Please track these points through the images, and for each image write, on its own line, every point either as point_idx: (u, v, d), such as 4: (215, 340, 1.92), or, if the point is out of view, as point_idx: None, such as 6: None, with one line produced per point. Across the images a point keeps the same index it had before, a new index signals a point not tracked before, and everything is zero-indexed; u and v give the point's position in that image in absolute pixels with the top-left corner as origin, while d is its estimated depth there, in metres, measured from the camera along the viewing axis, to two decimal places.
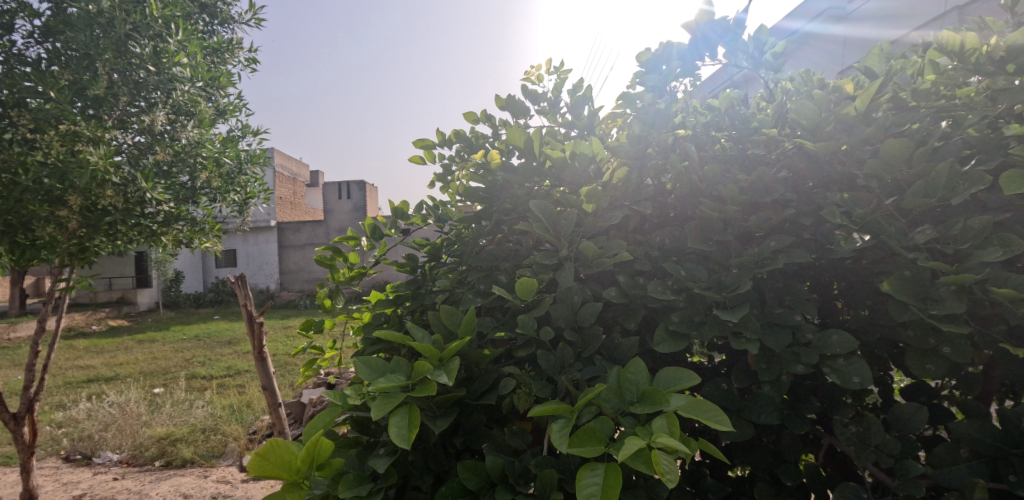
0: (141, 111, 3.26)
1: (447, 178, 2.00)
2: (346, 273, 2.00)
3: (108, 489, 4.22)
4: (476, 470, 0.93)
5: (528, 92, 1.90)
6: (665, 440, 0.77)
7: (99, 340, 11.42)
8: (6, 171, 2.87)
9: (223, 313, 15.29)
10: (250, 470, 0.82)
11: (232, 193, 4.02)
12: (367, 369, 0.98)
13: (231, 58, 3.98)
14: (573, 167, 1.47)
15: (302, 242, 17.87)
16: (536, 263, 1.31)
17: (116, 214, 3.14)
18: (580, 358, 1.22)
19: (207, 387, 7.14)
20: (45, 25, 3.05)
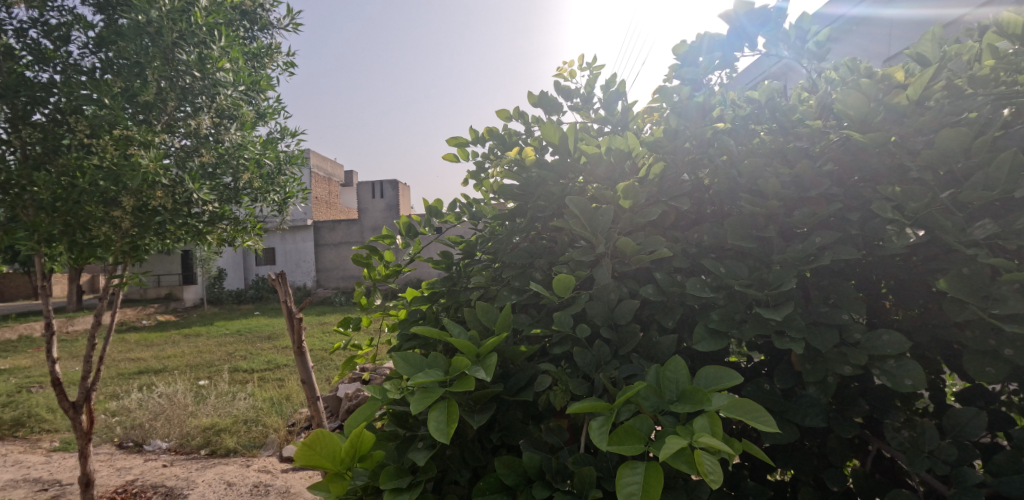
0: (187, 115, 3.40)
1: (481, 176, 2.02)
2: (381, 271, 2.04)
3: (158, 476, 4.43)
4: (513, 466, 0.93)
5: (561, 88, 1.89)
6: (708, 440, 0.76)
7: (149, 334, 11.99)
8: (66, 175, 3.04)
9: (263, 309, 15.83)
10: (297, 461, 0.85)
11: (272, 194, 4.15)
12: (406, 364, 0.99)
13: (271, 63, 4.10)
14: (608, 163, 1.45)
15: (338, 240, 18.28)
16: (572, 260, 1.30)
17: (164, 215, 3.28)
18: (617, 356, 1.21)
19: (248, 380, 7.40)
20: (99, 36, 3.21)
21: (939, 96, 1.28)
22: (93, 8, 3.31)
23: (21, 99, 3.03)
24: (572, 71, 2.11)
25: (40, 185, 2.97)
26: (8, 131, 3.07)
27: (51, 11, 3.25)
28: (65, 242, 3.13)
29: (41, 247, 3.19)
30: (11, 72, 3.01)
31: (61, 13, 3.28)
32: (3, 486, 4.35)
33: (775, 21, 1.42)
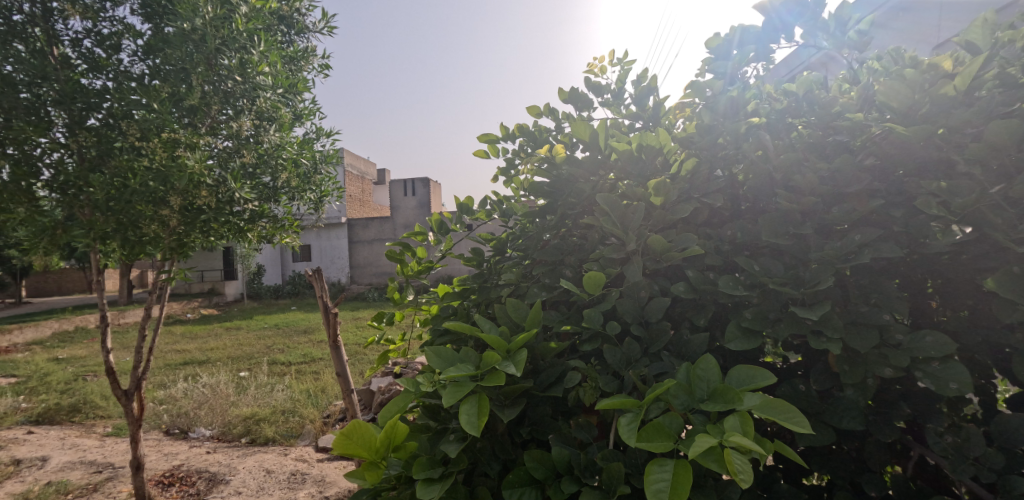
0: (229, 118, 3.53)
1: (511, 173, 2.03)
2: (414, 267, 2.07)
3: (202, 461, 4.63)
4: (542, 460, 0.94)
5: (591, 84, 1.89)
6: (739, 439, 0.75)
7: (193, 327, 12.52)
8: (118, 176, 3.22)
9: (300, 304, 16.28)
10: (334, 448, 0.89)
11: (308, 192, 4.25)
12: (438, 359, 1.02)
13: (307, 65, 4.21)
14: (639, 160, 1.45)
15: (371, 237, 18.62)
16: (602, 257, 1.30)
17: (209, 213, 3.46)
18: (647, 354, 1.20)
19: (286, 373, 7.64)
20: (147, 44, 3.36)
21: (991, 86, 1.22)
22: (141, 17, 3.46)
23: (77, 105, 3.19)
24: (602, 66, 2.10)
25: (95, 185, 3.14)
26: (66, 136, 3.24)
27: (103, 21, 3.42)
28: (118, 239, 3.30)
29: (97, 244, 3.37)
30: (68, 80, 3.18)
31: (111, 23, 3.44)
32: (62, 468, 4.62)
33: (814, 11, 1.39)
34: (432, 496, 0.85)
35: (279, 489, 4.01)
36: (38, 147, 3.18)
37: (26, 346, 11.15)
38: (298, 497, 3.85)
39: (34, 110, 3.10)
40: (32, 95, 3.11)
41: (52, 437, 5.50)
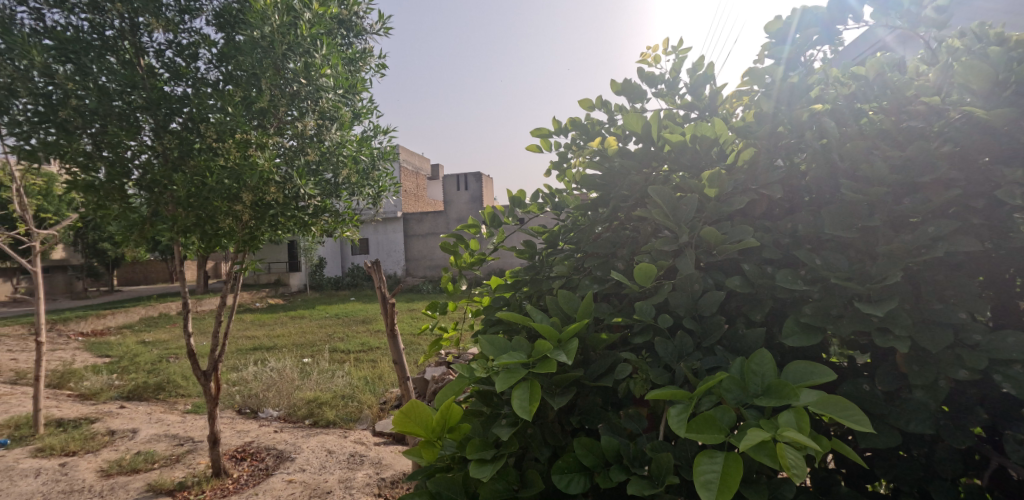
0: (295, 118, 3.72)
1: (563, 166, 2.04)
2: (467, 259, 2.13)
3: (271, 439, 4.96)
4: (592, 448, 0.95)
5: (645, 75, 1.86)
6: (793, 434, 0.74)
7: (261, 315, 13.33)
8: (197, 175, 3.48)
9: (358, 295, 16.96)
10: (394, 427, 0.95)
11: (366, 188, 4.39)
12: (491, 346, 1.05)
13: (365, 65, 4.35)
14: (694, 151, 1.43)
15: (425, 231, 19.06)
16: (655, 249, 1.29)
17: (277, 208, 3.68)
18: (700, 348, 1.19)
19: (346, 360, 8.00)
20: (221, 52, 3.61)
21: None
22: (215, 27, 3.71)
23: (162, 111, 3.47)
24: (656, 55, 2.07)
25: (178, 184, 3.41)
26: (152, 139, 3.52)
27: (182, 33, 3.69)
28: (197, 232, 3.57)
29: (179, 237, 3.66)
30: (153, 88, 3.46)
31: (189, 34, 3.71)
32: (149, 440, 5.08)
33: None
34: (485, 476, 0.88)
35: (339, 469, 4.22)
36: (129, 150, 3.48)
37: (118, 330, 12.27)
38: (356, 477, 4.04)
39: (125, 116, 3.40)
40: (124, 103, 3.40)
41: (141, 412, 6.04)
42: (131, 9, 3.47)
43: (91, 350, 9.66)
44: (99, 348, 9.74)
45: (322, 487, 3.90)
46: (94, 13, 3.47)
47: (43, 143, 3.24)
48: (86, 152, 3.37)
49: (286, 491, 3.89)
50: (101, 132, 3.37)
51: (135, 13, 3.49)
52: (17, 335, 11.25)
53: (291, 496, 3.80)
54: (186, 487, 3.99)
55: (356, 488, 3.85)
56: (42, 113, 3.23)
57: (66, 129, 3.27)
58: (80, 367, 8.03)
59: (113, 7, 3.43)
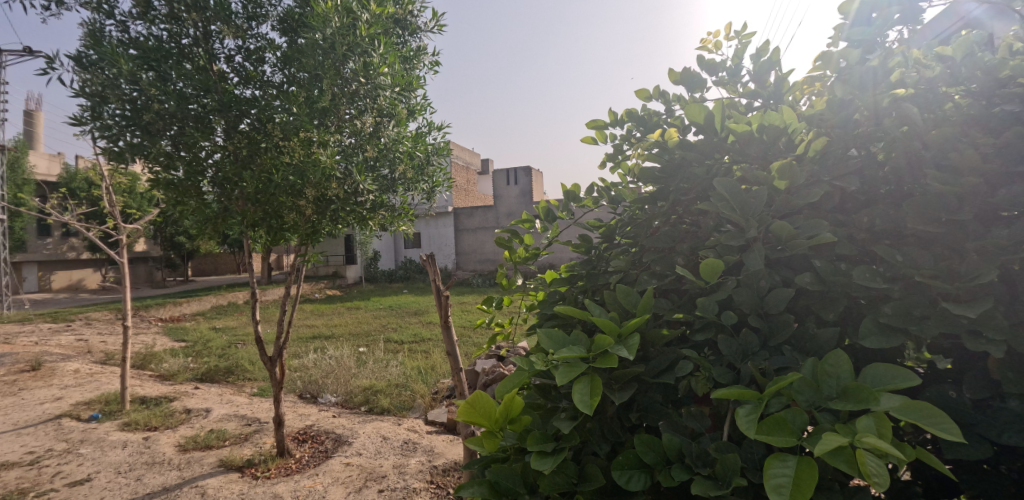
0: (353, 116, 3.86)
1: (618, 158, 2.01)
2: (521, 254, 2.14)
3: (330, 423, 5.19)
4: (653, 445, 0.94)
5: (705, 63, 1.80)
6: (874, 441, 0.70)
7: (320, 305, 13.94)
8: (265, 172, 3.68)
9: (411, 287, 17.41)
10: (459, 415, 1.01)
11: (421, 183, 4.44)
12: (550, 340, 1.07)
13: (419, 63, 4.42)
14: (760, 141, 1.37)
15: (475, 226, 19.26)
16: (720, 244, 1.24)
17: (337, 203, 3.82)
18: (766, 347, 1.15)
19: (399, 350, 8.24)
20: (285, 55, 3.79)
21: None
22: (279, 32, 3.89)
23: (233, 112, 3.68)
24: (717, 42, 2.00)
25: (247, 181, 3.61)
26: (223, 140, 3.73)
27: (250, 38, 3.89)
28: (265, 226, 3.78)
29: (248, 230, 3.89)
30: (224, 91, 3.67)
31: (256, 39, 3.91)
32: (221, 420, 5.44)
33: None
34: (546, 468, 0.89)
35: (393, 455, 4.36)
36: (203, 150, 3.70)
37: (193, 316, 13.18)
38: (410, 463, 4.17)
39: (200, 119, 3.63)
40: (199, 106, 3.62)
41: (213, 393, 6.48)
42: (205, 18, 3.69)
43: (169, 334, 10.44)
44: (176, 333, 10.51)
45: (377, 471, 4.04)
46: (172, 23, 3.72)
47: (129, 145, 3.50)
48: (166, 153, 3.62)
49: (344, 472, 4.07)
50: (180, 134, 3.61)
51: (209, 22, 3.71)
52: (106, 320, 12.31)
53: (349, 478, 3.97)
54: (254, 463, 4.26)
55: (409, 473, 3.96)
56: (128, 117, 3.49)
57: (149, 131, 3.53)
58: (161, 350, 8.69)
59: (189, 17, 3.66)
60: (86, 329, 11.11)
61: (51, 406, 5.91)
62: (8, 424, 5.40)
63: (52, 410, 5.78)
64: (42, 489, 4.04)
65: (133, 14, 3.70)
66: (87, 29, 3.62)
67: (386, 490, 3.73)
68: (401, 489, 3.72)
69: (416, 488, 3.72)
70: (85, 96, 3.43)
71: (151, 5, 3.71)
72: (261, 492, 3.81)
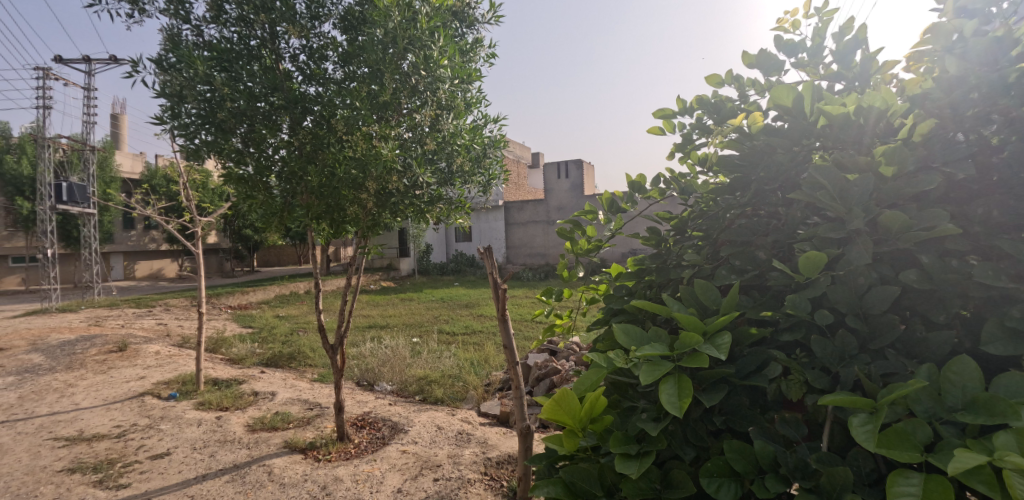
0: (413, 110, 3.91)
1: (687, 148, 1.92)
2: (583, 245, 2.09)
3: (386, 411, 5.33)
4: (744, 452, 0.88)
5: (781, 42, 1.60)
6: (1019, 460, 0.61)
7: (376, 296, 14.37)
8: (327, 166, 3.79)
9: (462, 280, 17.64)
10: (544, 412, 0.98)
11: (478, 176, 4.40)
12: (630, 338, 1.05)
13: (476, 55, 4.38)
14: (855, 125, 1.25)
15: (526, 219, 19.21)
16: (817, 236, 1.14)
17: (397, 196, 3.88)
18: (866, 350, 1.05)
19: (452, 342, 8.35)
20: (347, 52, 3.87)
21: None
22: (340, 30, 3.97)
23: (298, 109, 3.81)
24: (795, 21, 1.85)
25: (312, 175, 3.73)
26: (289, 135, 3.87)
27: (314, 37, 3.99)
28: (328, 219, 3.89)
29: (312, 222, 4.02)
30: (290, 89, 3.79)
31: (318, 36, 4.01)
32: (285, 403, 5.70)
33: None
34: (632, 472, 0.87)
35: (448, 445, 4.41)
36: (270, 146, 3.85)
37: (259, 305, 13.94)
38: (464, 454, 4.21)
39: (268, 116, 3.77)
40: (267, 104, 3.76)
41: (278, 377, 6.80)
42: (271, 19, 3.81)
43: (238, 321, 11.07)
44: (244, 320, 11.12)
45: (432, 460, 4.11)
46: (241, 25, 3.88)
47: (204, 142, 3.69)
48: (237, 149, 3.78)
49: (401, 460, 4.16)
50: (249, 132, 3.77)
51: (275, 23, 3.84)
52: (183, 306, 13.20)
53: (405, 465, 4.05)
54: (316, 446, 4.44)
55: (463, 464, 3.99)
56: (203, 116, 3.67)
57: (222, 129, 3.70)
58: (231, 336, 9.23)
59: (257, 19, 3.79)
60: (165, 314, 11.96)
61: (135, 384, 6.39)
62: (99, 399, 5.88)
63: (136, 388, 6.25)
64: (128, 461, 4.37)
65: (206, 19, 3.89)
66: (166, 34, 3.83)
67: (441, 479, 3.77)
68: (456, 479, 3.75)
69: (471, 479, 3.74)
70: (165, 96, 3.63)
71: (222, 9, 3.87)
72: (323, 475, 3.96)
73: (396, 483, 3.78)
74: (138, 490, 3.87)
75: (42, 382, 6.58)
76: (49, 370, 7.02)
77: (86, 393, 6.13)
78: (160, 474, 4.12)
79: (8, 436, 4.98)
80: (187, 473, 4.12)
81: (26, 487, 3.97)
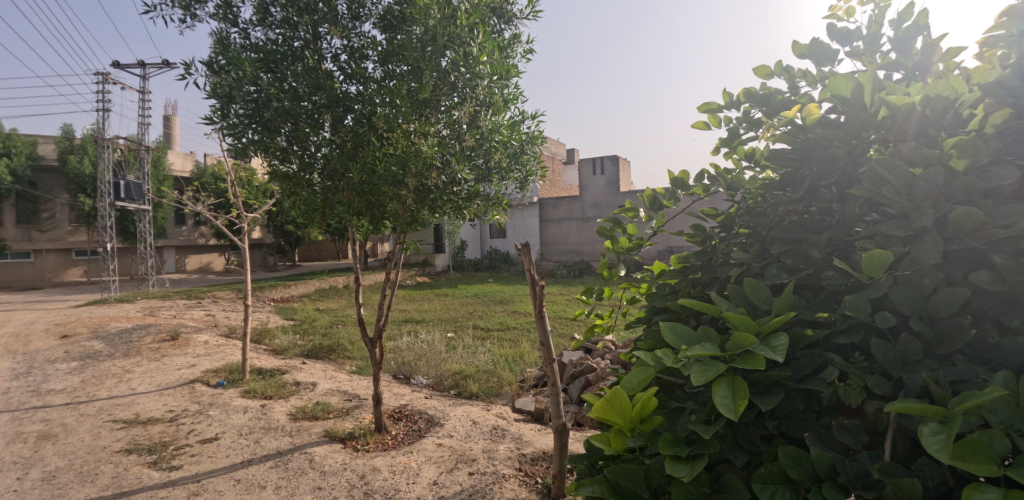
0: (452, 106, 3.94)
1: (734, 143, 1.85)
2: (624, 244, 2.06)
3: (422, 404, 5.41)
4: (799, 459, 0.85)
5: (835, 30, 1.53)
6: None
7: (412, 291, 14.60)
8: (368, 164, 3.86)
9: (497, 277, 17.72)
10: (592, 411, 0.97)
11: (515, 173, 4.37)
12: (678, 337, 1.03)
13: (514, 51, 4.36)
14: (919, 116, 1.18)
15: (561, 216, 19.11)
16: (880, 234, 1.09)
17: (436, 193, 3.93)
18: (931, 355, 0.99)
19: (487, 337, 8.40)
20: (387, 51, 3.94)
21: None
22: (380, 29, 4.03)
23: (340, 108, 3.89)
24: (850, 8, 1.76)
25: (354, 172, 3.82)
26: (331, 134, 3.96)
27: (355, 37, 4.06)
28: (368, 215, 3.97)
29: (353, 218, 4.11)
30: (332, 89, 3.88)
31: (359, 36, 4.08)
32: (326, 394, 5.86)
33: None
34: (683, 475, 0.86)
35: (482, 439, 4.45)
36: (313, 144, 3.95)
37: (300, 298, 14.39)
38: (499, 449, 4.23)
39: (312, 115, 3.88)
40: (311, 103, 3.87)
41: (319, 368, 7.01)
42: (314, 20, 3.91)
43: (281, 313, 11.45)
44: (286, 313, 11.50)
45: (467, 454, 4.15)
46: (286, 27, 3.99)
47: (251, 141, 3.82)
48: (282, 147, 3.90)
49: (436, 452, 4.22)
50: (293, 130, 3.89)
51: (318, 24, 3.93)
52: (229, 298, 13.76)
53: (441, 458, 4.11)
54: (354, 436, 4.55)
55: (498, 459, 4.02)
56: (250, 115, 3.80)
57: (268, 128, 3.82)
58: (274, 327, 9.56)
59: (301, 20, 3.89)
60: (213, 305, 12.49)
61: (186, 371, 6.71)
62: (153, 385, 6.20)
63: (187, 375, 6.56)
64: (180, 444, 4.59)
65: (253, 21, 4.02)
66: (216, 37, 3.98)
67: (476, 473, 3.80)
68: (490, 474, 3.78)
69: (506, 475, 3.76)
70: (215, 97, 3.78)
71: (268, 11, 3.99)
72: (361, 464, 4.05)
73: (432, 476, 3.83)
74: (189, 472, 4.06)
75: (102, 367, 6.99)
76: (108, 356, 7.45)
77: (142, 379, 6.47)
78: (209, 457, 4.31)
79: (72, 417, 5.31)
80: (233, 457, 4.30)
81: (88, 466, 4.22)
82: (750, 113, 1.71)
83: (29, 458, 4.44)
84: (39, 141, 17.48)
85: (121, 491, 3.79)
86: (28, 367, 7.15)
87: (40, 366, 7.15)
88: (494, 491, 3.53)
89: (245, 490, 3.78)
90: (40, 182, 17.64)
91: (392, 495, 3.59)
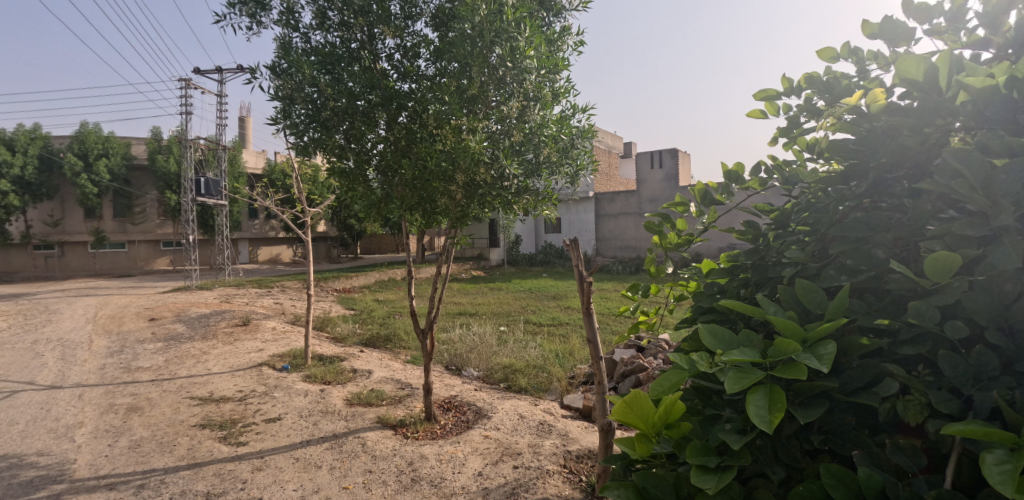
0: (501, 102, 3.93)
1: (793, 133, 1.73)
2: (672, 239, 1.96)
3: (471, 396, 5.48)
4: (843, 479, 0.80)
5: (912, 6, 1.38)
6: None
7: (467, 285, 14.83)
8: (419, 160, 3.93)
9: (550, 272, 17.65)
10: (615, 413, 0.95)
11: (565, 167, 4.30)
12: (717, 340, 0.97)
13: (565, 44, 4.28)
14: (1008, 100, 1.03)
15: (617, 211, 18.75)
16: (952, 235, 0.98)
17: (485, 188, 3.94)
18: (1010, 371, 0.88)
19: (539, 332, 8.40)
20: (438, 49, 3.98)
21: None
22: (432, 28, 4.08)
23: (393, 106, 3.98)
24: None
25: (406, 168, 3.90)
26: (386, 131, 4.07)
27: (407, 36, 4.13)
28: (420, 210, 4.04)
29: (406, 213, 4.20)
30: (386, 87, 3.97)
31: (411, 35, 4.15)
32: (380, 381, 6.06)
33: None
34: (709, 487, 0.81)
35: (529, 434, 4.44)
36: (369, 141, 4.08)
37: (361, 289, 14.96)
38: (545, 444, 4.21)
39: (367, 113, 3.99)
40: (366, 102, 3.97)
41: (375, 357, 7.27)
42: (369, 22, 4.00)
43: (342, 303, 11.96)
44: (347, 302, 11.99)
45: (513, 447, 4.16)
46: (343, 30, 4.12)
47: (312, 140, 3.97)
48: (340, 145, 4.04)
49: (483, 444, 4.26)
50: (350, 128, 4.02)
51: (372, 25, 4.03)
52: (296, 287, 14.50)
53: (487, 450, 4.14)
54: (405, 424, 4.68)
55: (543, 454, 4.00)
56: (310, 115, 3.94)
57: (326, 127, 3.98)
58: (335, 316, 9.99)
59: (356, 22, 4.00)
60: (282, 294, 13.21)
61: (255, 355, 7.14)
62: (226, 367, 6.65)
63: (256, 358, 6.98)
64: (248, 422, 4.90)
65: (313, 26, 4.17)
66: (279, 42, 4.16)
67: (520, 466, 3.81)
68: (535, 468, 3.77)
69: (550, 470, 3.74)
70: (279, 99, 3.97)
71: (326, 15, 4.13)
72: (411, 451, 4.16)
73: (477, 467, 3.87)
74: (254, 448, 4.32)
75: (183, 348, 7.56)
76: (188, 338, 8.06)
77: (216, 360, 6.95)
78: (272, 436, 4.57)
79: (156, 393, 5.79)
80: (294, 437, 4.53)
81: (168, 437, 4.58)
82: (812, 101, 1.58)
83: (119, 427, 4.88)
84: (132, 142, 19.09)
85: (194, 463, 4.09)
86: (121, 346, 7.85)
87: (131, 346, 7.83)
88: (537, 486, 3.52)
89: (303, 468, 3.97)
90: (133, 179, 19.27)
91: (438, 483, 3.65)
